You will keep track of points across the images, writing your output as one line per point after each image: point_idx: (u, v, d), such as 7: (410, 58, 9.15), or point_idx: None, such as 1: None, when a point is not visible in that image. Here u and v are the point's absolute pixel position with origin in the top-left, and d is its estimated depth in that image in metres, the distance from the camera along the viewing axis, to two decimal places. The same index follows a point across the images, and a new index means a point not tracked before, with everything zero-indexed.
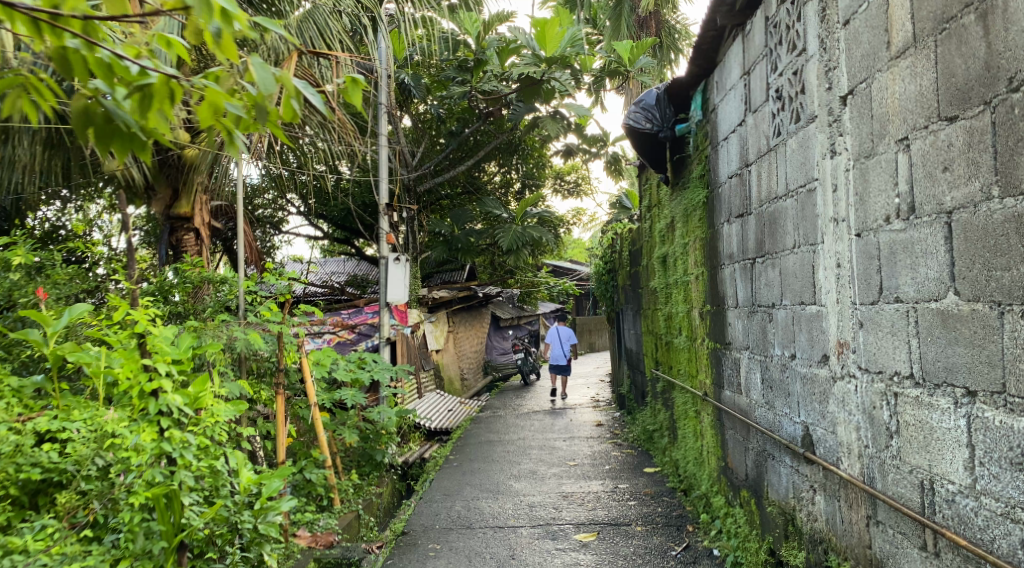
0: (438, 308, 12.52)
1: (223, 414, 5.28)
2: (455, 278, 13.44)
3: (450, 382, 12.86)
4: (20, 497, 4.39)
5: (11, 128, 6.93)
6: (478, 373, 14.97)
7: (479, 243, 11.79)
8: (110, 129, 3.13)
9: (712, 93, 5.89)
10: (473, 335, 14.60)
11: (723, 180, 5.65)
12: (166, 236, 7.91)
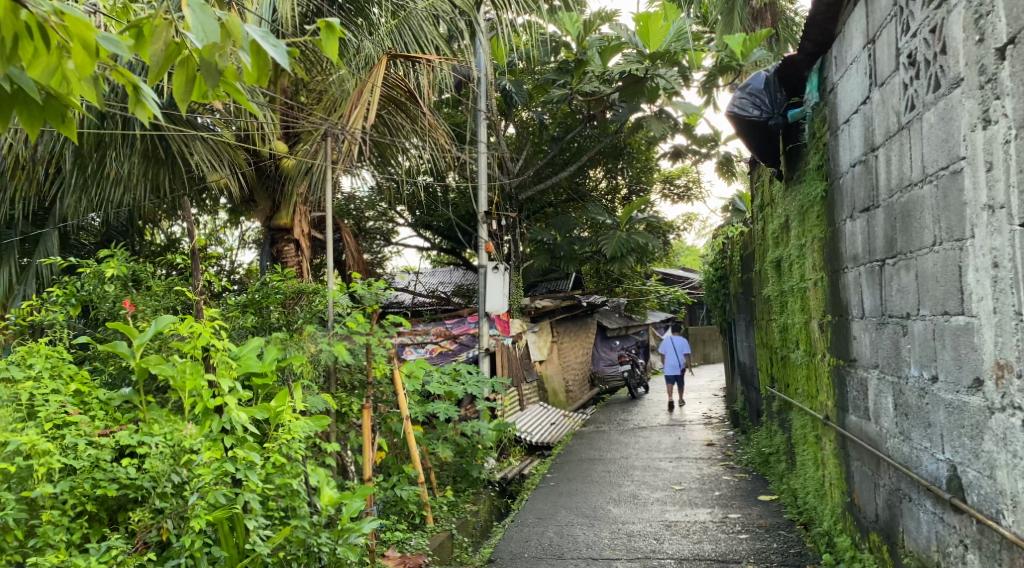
0: (542, 317, 12.16)
1: (301, 430, 5.05)
2: (560, 287, 13.05)
3: (555, 394, 12.47)
4: (99, 512, 4.48)
5: (109, 140, 6.70)
6: (584, 385, 14.52)
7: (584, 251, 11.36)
8: (5, 96, 3.33)
9: (830, 71, 5.31)
10: (579, 344, 14.22)
11: (844, 169, 5.07)
12: (267, 247, 7.66)
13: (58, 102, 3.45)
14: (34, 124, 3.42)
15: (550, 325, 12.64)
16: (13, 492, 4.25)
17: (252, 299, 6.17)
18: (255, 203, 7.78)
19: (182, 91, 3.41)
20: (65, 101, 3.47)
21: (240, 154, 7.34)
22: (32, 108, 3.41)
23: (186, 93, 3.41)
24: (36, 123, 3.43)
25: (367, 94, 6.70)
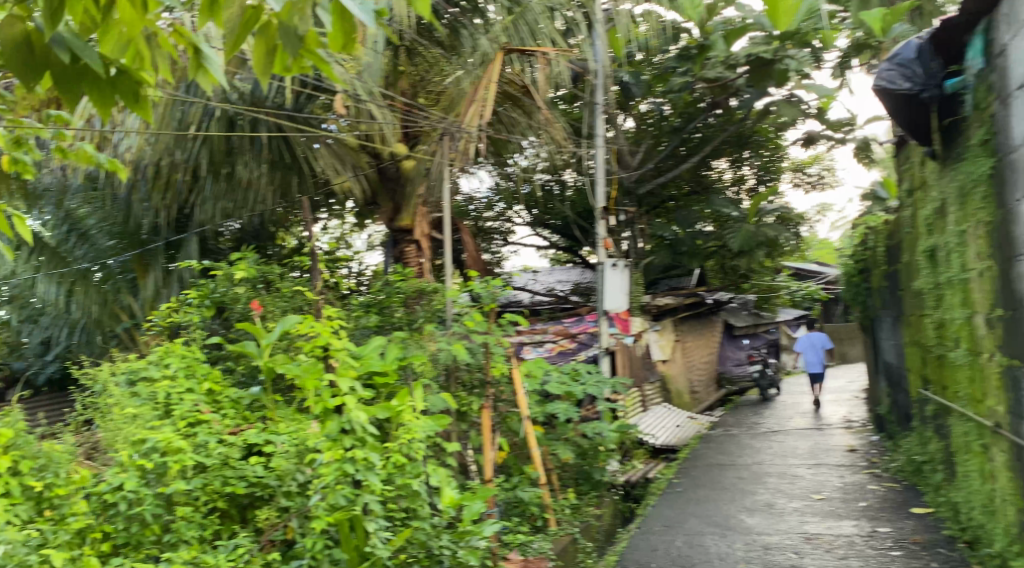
0: (664, 316, 11.78)
1: (420, 430, 4.93)
2: (683, 284, 12.64)
3: (679, 395, 12.06)
4: (229, 509, 4.66)
5: (238, 143, 6.85)
6: (710, 386, 14.01)
7: (710, 245, 10.93)
8: (72, 71, 3.24)
9: (1000, 33, 4.78)
10: (704, 343, 13.72)
11: (1019, 143, 4.55)
12: (390, 249, 7.45)
13: (126, 76, 3.43)
14: (104, 102, 3.36)
15: (673, 323, 12.24)
16: (151, 486, 4.42)
17: (375, 298, 6.34)
18: (377, 206, 7.56)
19: (263, 64, 3.39)
20: (134, 78, 3.47)
21: (362, 157, 7.30)
22: (103, 85, 3.35)
23: (267, 66, 3.40)
24: (105, 101, 3.36)
25: (484, 91, 6.69)
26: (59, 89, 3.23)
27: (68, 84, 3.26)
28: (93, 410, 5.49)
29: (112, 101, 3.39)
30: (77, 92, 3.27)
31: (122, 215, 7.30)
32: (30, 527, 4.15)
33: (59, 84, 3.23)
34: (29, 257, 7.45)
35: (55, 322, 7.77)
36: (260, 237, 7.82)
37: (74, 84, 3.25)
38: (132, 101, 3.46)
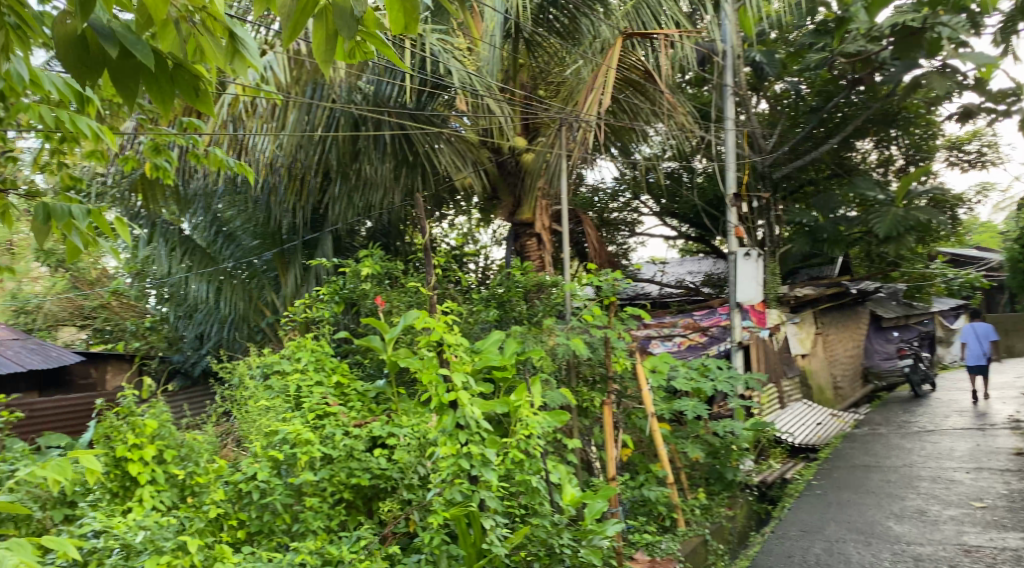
0: (804, 307, 11.18)
1: (539, 426, 4.74)
2: (825, 274, 11.97)
3: (819, 392, 11.45)
4: (355, 500, 4.70)
5: (362, 143, 6.67)
6: (856, 382, 13.23)
7: (853, 232, 10.28)
8: (128, 67, 3.03)
9: None
10: (849, 335, 12.92)
11: None
12: (510, 243, 7.12)
13: (185, 71, 3.21)
14: (164, 98, 3.13)
15: (814, 315, 11.61)
16: (282, 477, 4.54)
17: (495, 292, 6.22)
18: (498, 200, 7.33)
19: (323, 50, 3.07)
20: (192, 71, 3.24)
21: (482, 151, 7.10)
22: (159, 79, 3.12)
23: (327, 52, 3.08)
24: (165, 98, 3.13)
25: (603, 77, 6.23)
26: (117, 88, 3.02)
27: (125, 82, 3.04)
28: (231, 401, 5.70)
29: (171, 96, 3.16)
30: (136, 89, 3.05)
31: (263, 216, 7.40)
32: (170, 514, 4.21)
33: (116, 83, 3.01)
34: (176, 257, 7.41)
35: (206, 317, 7.78)
36: (389, 234, 7.63)
37: (134, 83, 3.04)
38: (191, 96, 3.23)
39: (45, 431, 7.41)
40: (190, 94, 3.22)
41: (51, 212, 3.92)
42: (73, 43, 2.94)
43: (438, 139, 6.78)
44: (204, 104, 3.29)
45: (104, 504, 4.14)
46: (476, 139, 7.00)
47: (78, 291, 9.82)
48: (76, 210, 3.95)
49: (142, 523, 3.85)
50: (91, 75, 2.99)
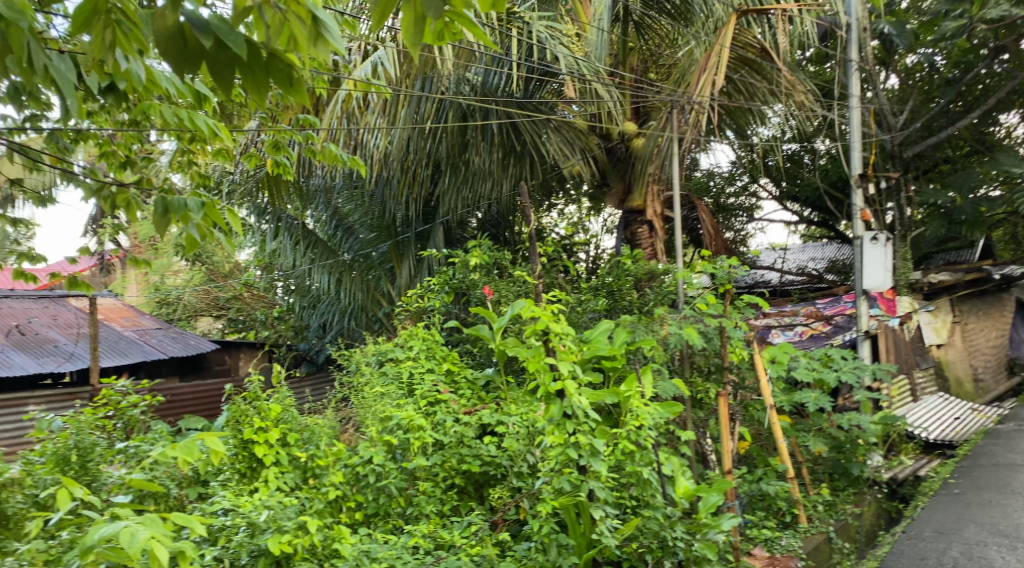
0: (940, 294, 10.57)
1: (650, 417, 4.57)
2: (962, 257, 11.16)
3: (957, 383, 10.83)
4: (466, 486, 4.74)
5: (470, 136, 6.61)
6: (1001, 373, 12.41)
7: (994, 213, 9.62)
8: (224, 59, 2.85)
9: None
10: (992, 324, 12.12)
11: None
12: (621, 230, 6.94)
13: (280, 62, 2.98)
14: (257, 88, 2.95)
15: (951, 303, 10.97)
16: (397, 461, 4.62)
17: (603, 281, 6.08)
18: (608, 187, 7.13)
19: (411, 34, 2.83)
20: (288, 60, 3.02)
21: (591, 137, 6.89)
22: (254, 68, 2.92)
23: (417, 36, 2.84)
24: (260, 88, 2.96)
25: (716, 58, 6.00)
26: (214, 80, 2.85)
27: (219, 72, 2.87)
28: (349, 387, 5.82)
29: (267, 87, 2.97)
30: (230, 79, 2.88)
31: (379, 209, 7.39)
32: (292, 494, 4.24)
33: (212, 74, 2.85)
34: (301, 250, 7.62)
35: (329, 308, 8.06)
36: (498, 225, 7.55)
37: (230, 75, 2.87)
38: (285, 85, 3.00)
39: (183, 413, 7.90)
40: (285, 83, 3.00)
41: (170, 206, 3.56)
42: (171, 37, 2.79)
43: (545, 127, 6.62)
44: (301, 94, 3.05)
45: (233, 483, 4.30)
46: (585, 126, 6.78)
47: (212, 283, 10.26)
48: (192, 203, 3.59)
49: (266, 502, 3.89)
50: (191, 68, 2.83)
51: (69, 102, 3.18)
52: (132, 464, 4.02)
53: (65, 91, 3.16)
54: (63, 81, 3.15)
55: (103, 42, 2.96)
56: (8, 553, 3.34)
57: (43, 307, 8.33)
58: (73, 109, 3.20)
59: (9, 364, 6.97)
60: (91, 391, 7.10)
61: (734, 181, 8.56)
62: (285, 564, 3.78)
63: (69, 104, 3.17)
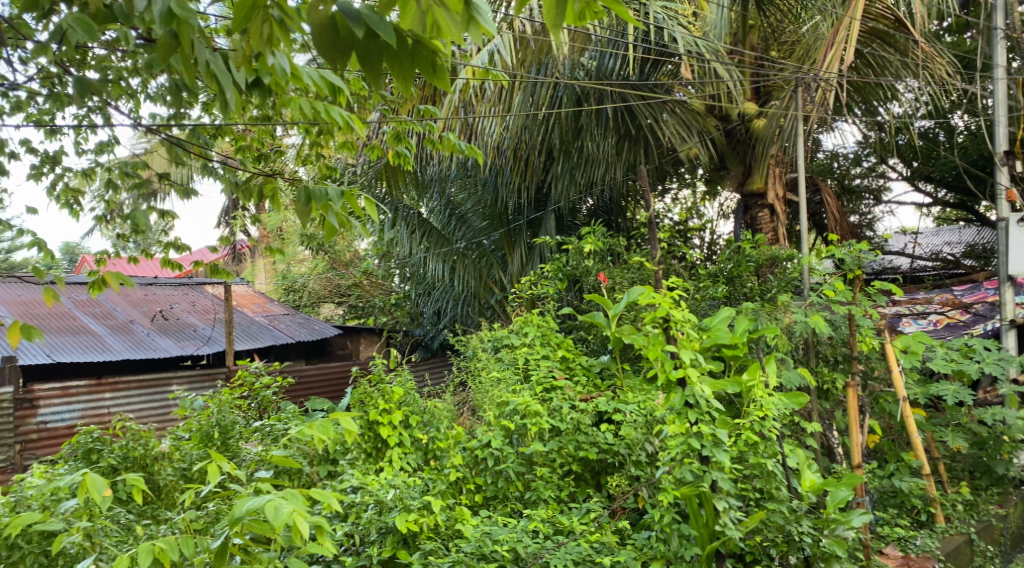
0: None
1: (775, 407, 4.41)
2: None
3: None
4: (584, 473, 4.70)
5: (584, 120, 6.47)
6: None
7: None
8: (374, 48, 2.43)
9: None
10: None
11: None
12: (740, 215, 6.72)
13: (426, 48, 2.54)
14: (403, 80, 2.53)
15: None
16: (514, 446, 4.68)
17: (723, 268, 5.97)
18: (727, 170, 6.77)
19: (552, 13, 2.63)
20: (434, 46, 2.57)
21: (709, 119, 6.61)
22: (403, 55, 2.51)
23: (557, 16, 2.63)
24: (407, 79, 2.53)
25: (845, 31, 5.64)
26: (364, 74, 2.43)
27: (369, 65, 2.44)
28: (466, 373, 5.88)
29: (414, 77, 2.54)
30: (382, 71, 2.45)
31: (491, 198, 7.40)
32: (416, 475, 4.32)
33: (361, 67, 2.42)
34: (416, 238, 7.68)
35: (444, 295, 8.21)
36: (611, 211, 7.36)
37: (382, 65, 2.44)
38: (431, 73, 2.57)
39: (311, 395, 8.19)
40: (431, 71, 2.58)
41: (312, 196, 3.35)
42: (321, 26, 2.37)
43: (661, 109, 6.47)
44: (446, 83, 2.62)
45: (360, 462, 4.34)
46: (703, 107, 6.54)
47: (334, 271, 10.55)
48: (334, 191, 3.41)
49: (393, 482, 3.97)
50: (343, 62, 2.40)
51: (230, 97, 2.78)
52: (268, 442, 4.09)
53: (226, 86, 2.76)
54: (224, 79, 2.75)
55: (260, 40, 2.53)
56: (160, 522, 3.49)
57: (182, 293, 8.74)
58: (233, 106, 2.80)
59: (154, 346, 7.34)
60: (228, 372, 7.46)
61: (865, 160, 8.06)
62: (411, 543, 3.82)
63: (229, 100, 2.76)
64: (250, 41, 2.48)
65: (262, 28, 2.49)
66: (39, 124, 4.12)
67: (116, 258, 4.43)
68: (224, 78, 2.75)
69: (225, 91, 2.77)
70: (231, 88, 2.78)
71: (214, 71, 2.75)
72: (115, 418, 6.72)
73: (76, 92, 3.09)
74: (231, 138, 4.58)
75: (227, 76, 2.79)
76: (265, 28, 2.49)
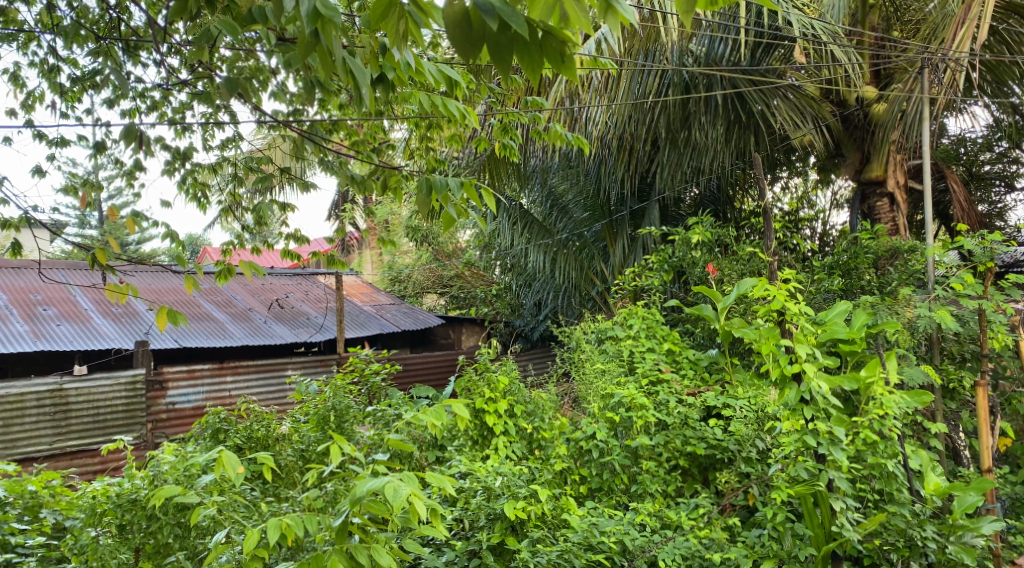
0: None
1: (896, 406, 4.19)
2: None
3: None
4: (691, 468, 4.54)
5: (692, 108, 6.32)
6: None
7: None
8: (505, 40, 2.38)
9: None
10: None
11: None
12: (857, 204, 6.45)
13: (556, 38, 2.44)
14: (533, 73, 2.45)
15: None
16: (619, 439, 4.58)
17: (839, 259, 5.74)
18: (843, 157, 6.53)
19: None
20: (566, 35, 2.48)
21: (824, 105, 6.38)
22: (533, 48, 2.43)
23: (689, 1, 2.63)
24: (536, 71, 2.44)
25: (979, 8, 5.22)
26: (494, 67, 2.38)
27: (500, 58, 2.40)
28: (570, 364, 5.83)
29: (543, 70, 2.46)
30: (510, 63, 2.39)
31: (594, 188, 7.27)
32: (522, 463, 4.32)
33: (492, 59, 2.37)
34: (517, 231, 7.59)
35: (544, 287, 8.11)
36: (718, 201, 7.14)
37: (512, 58, 2.39)
38: (560, 65, 2.46)
39: (417, 382, 8.31)
40: (560, 62, 2.47)
41: (433, 186, 3.41)
42: (456, 19, 2.35)
43: (773, 95, 6.24)
44: (574, 73, 2.52)
45: (467, 449, 4.38)
46: (818, 93, 6.30)
47: (437, 263, 10.51)
48: (453, 182, 3.46)
49: (500, 469, 3.97)
50: (474, 55, 2.37)
51: (364, 93, 2.79)
52: (379, 426, 4.12)
53: (361, 82, 2.78)
54: (360, 75, 2.77)
55: (396, 36, 2.50)
56: (282, 500, 3.58)
57: (297, 283, 9.00)
58: (368, 101, 2.81)
59: (271, 333, 7.57)
60: (339, 358, 7.64)
61: (1000, 144, 7.54)
62: (519, 530, 3.79)
63: (364, 96, 2.77)
64: (386, 36, 2.44)
65: (397, 24, 2.45)
66: (172, 121, 4.30)
67: (240, 248, 4.57)
68: (359, 73, 2.76)
69: (359, 86, 2.77)
70: (366, 85, 2.79)
71: (350, 69, 2.78)
72: (236, 401, 6.95)
73: (224, 90, 3.23)
74: (347, 133, 4.69)
75: (363, 74, 2.78)
76: (401, 24, 2.45)
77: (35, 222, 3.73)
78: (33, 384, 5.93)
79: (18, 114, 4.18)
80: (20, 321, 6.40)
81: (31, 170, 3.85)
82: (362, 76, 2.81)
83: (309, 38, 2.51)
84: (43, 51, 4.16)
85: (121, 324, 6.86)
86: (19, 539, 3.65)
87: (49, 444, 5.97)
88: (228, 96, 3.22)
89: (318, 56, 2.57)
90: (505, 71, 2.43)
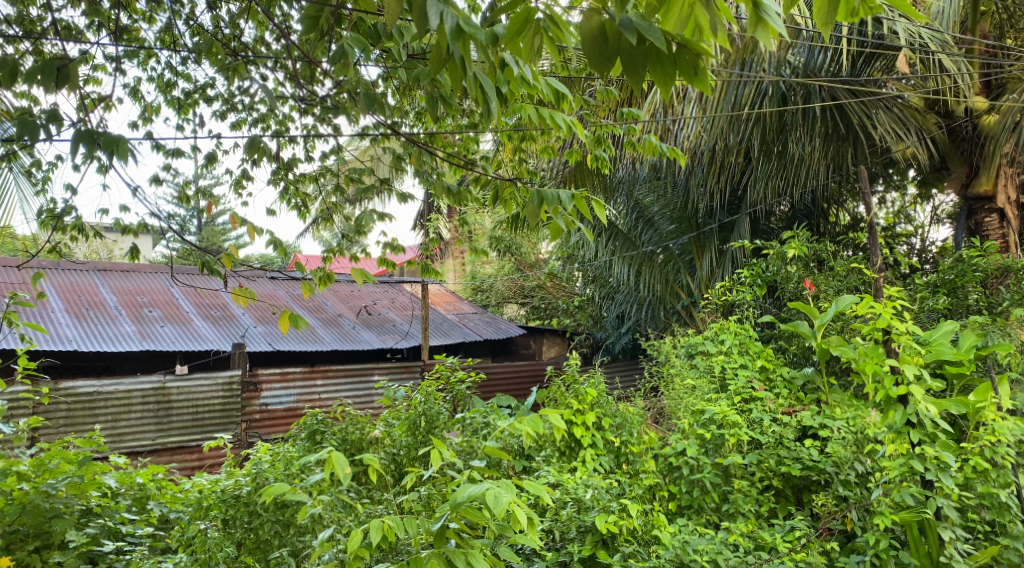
0: None
1: (1011, 434, 3.96)
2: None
3: None
4: (784, 490, 4.39)
5: (789, 120, 6.10)
6: None
7: None
8: (640, 53, 2.34)
9: None
10: None
11: None
12: (964, 221, 6.21)
13: (690, 50, 2.38)
14: (665, 87, 2.40)
15: None
16: (710, 457, 4.42)
17: (943, 278, 5.42)
18: (949, 171, 6.32)
19: (824, 11, 2.50)
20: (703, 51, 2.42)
21: (928, 117, 6.15)
22: (668, 63, 2.37)
23: (830, 14, 2.50)
24: (669, 84, 2.39)
25: None
26: (628, 80, 2.35)
27: (634, 71, 2.37)
28: (658, 378, 5.69)
29: (676, 85, 2.40)
30: (644, 76, 2.36)
31: (681, 201, 7.10)
32: (609, 476, 4.26)
33: (627, 74, 2.35)
34: (604, 242, 7.53)
35: (628, 299, 7.99)
36: (812, 215, 6.90)
37: (646, 71, 2.34)
38: (693, 78, 2.40)
39: (498, 392, 8.32)
40: (693, 75, 2.42)
41: (544, 198, 3.39)
42: (592, 34, 2.32)
43: (875, 105, 5.98)
44: (709, 88, 2.45)
45: (554, 459, 4.38)
46: (922, 104, 6.07)
47: (519, 274, 10.58)
48: (564, 195, 3.42)
49: (590, 481, 3.89)
50: (609, 69, 2.34)
51: (492, 108, 2.79)
52: (467, 434, 4.08)
53: (491, 97, 2.77)
54: (489, 90, 2.77)
55: (532, 52, 2.52)
56: (377, 503, 3.62)
57: (383, 290, 9.13)
58: (497, 116, 2.80)
59: (359, 339, 7.68)
60: (424, 366, 7.64)
61: None
62: (611, 545, 3.72)
63: (493, 110, 2.76)
64: (525, 53, 2.44)
65: (533, 40, 2.46)
66: (277, 133, 4.40)
67: (337, 255, 4.62)
68: (488, 90, 2.76)
69: (489, 102, 2.78)
70: (495, 99, 2.78)
71: (479, 85, 2.79)
72: (326, 404, 7.06)
73: (360, 107, 3.25)
74: (441, 146, 4.74)
75: (493, 88, 2.78)
76: (535, 39, 2.46)
77: (153, 229, 3.84)
78: (139, 382, 6.14)
79: (136, 127, 4.32)
80: (128, 322, 6.63)
81: (149, 179, 3.98)
82: (492, 91, 2.79)
83: (443, 54, 2.49)
84: (161, 66, 4.31)
85: (220, 327, 7.04)
86: (129, 528, 3.78)
87: (152, 440, 6.17)
88: (367, 110, 3.22)
89: (450, 69, 2.55)
90: (646, 86, 2.40)
